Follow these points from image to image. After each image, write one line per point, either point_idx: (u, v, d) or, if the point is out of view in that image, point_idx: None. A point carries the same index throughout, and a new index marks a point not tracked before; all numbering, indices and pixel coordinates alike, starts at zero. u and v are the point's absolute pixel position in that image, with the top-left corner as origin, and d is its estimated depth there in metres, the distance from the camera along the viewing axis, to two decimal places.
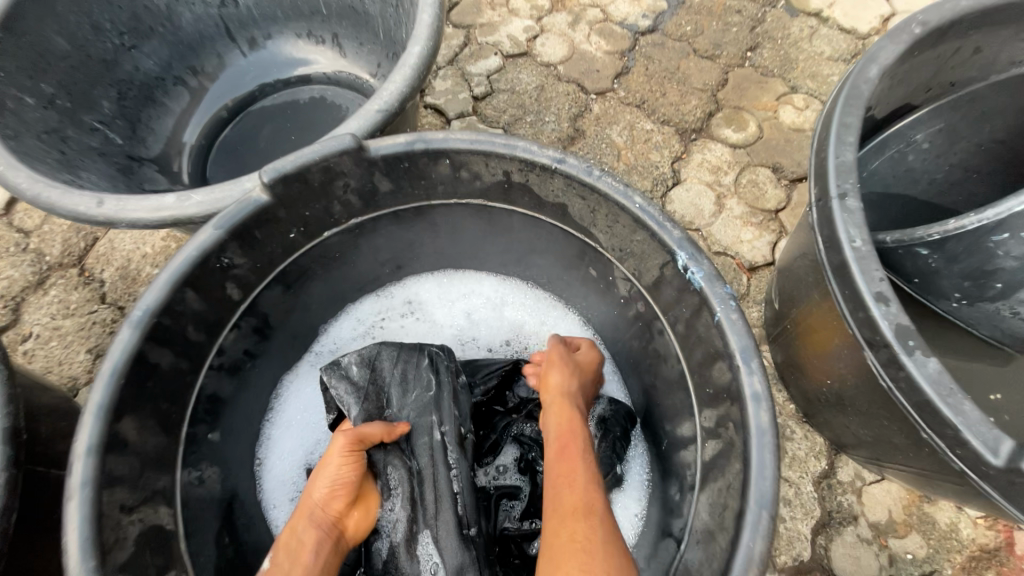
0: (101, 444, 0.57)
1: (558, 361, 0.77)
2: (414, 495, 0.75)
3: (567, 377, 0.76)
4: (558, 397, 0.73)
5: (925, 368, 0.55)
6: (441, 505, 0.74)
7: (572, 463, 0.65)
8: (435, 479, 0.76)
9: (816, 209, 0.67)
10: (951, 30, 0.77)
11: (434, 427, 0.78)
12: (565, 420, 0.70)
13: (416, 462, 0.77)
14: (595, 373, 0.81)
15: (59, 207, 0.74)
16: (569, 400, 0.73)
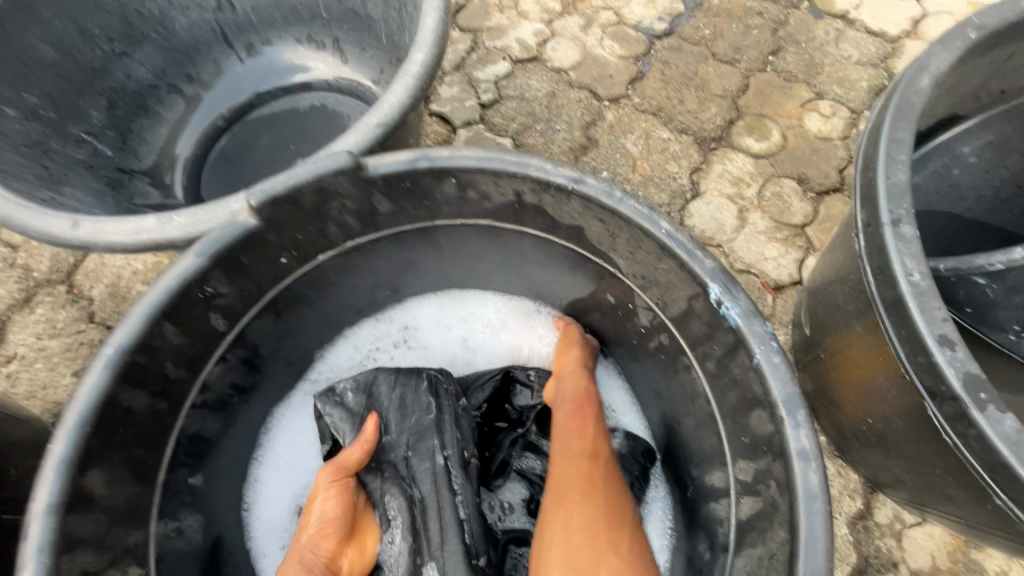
0: (62, 503, 0.51)
1: (573, 337, 0.81)
2: (416, 525, 0.69)
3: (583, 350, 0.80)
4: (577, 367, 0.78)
5: (999, 426, 0.48)
6: (446, 535, 0.67)
7: (585, 426, 0.72)
8: (439, 506, 0.69)
9: (865, 235, 0.60)
10: (1010, 35, 0.69)
11: (435, 451, 0.71)
12: (580, 389, 0.75)
13: (417, 489, 0.70)
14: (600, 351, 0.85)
15: (31, 230, 0.68)
16: (586, 370, 0.78)
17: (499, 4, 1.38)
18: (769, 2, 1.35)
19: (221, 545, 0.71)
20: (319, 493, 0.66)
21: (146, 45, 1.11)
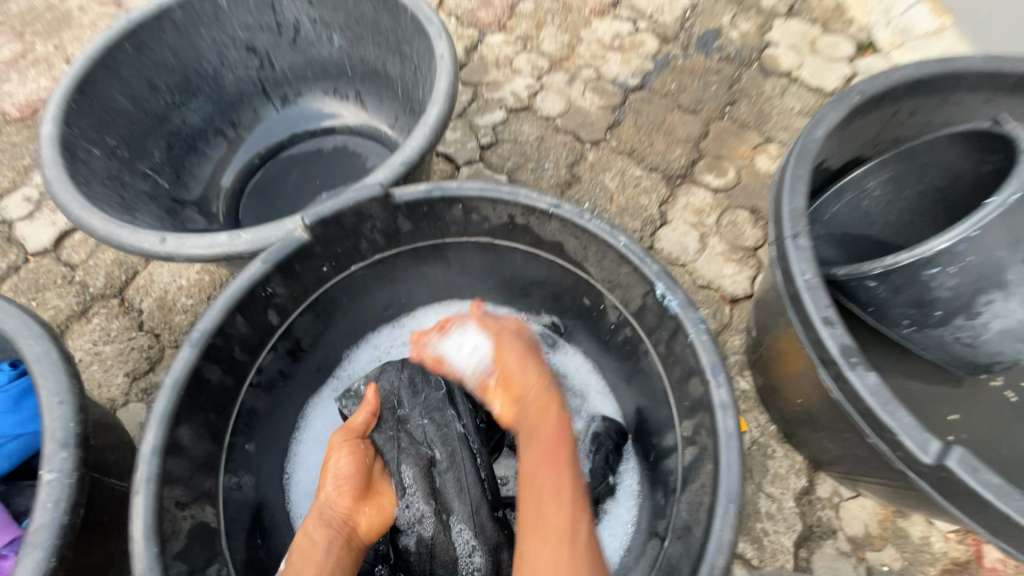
0: (163, 446, 0.66)
1: (525, 348, 0.85)
2: (436, 487, 0.84)
3: (536, 361, 0.84)
4: (536, 378, 0.81)
5: (865, 381, 0.65)
6: (468, 490, 0.84)
7: (561, 466, 0.72)
8: (460, 466, 0.85)
9: (775, 247, 0.79)
10: (888, 97, 0.91)
11: (453, 420, 0.89)
12: (553, 436, 0.75)
13: (436, 452, 0.86)
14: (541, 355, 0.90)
15: (127, 244, 0.87)
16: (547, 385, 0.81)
17: (496, 62, 1.62)
18: (725, 62, 1.59)
19: (263, 504, 0.85)
20: (333, 456, 0.82)
21: (200, 97, 1.31)
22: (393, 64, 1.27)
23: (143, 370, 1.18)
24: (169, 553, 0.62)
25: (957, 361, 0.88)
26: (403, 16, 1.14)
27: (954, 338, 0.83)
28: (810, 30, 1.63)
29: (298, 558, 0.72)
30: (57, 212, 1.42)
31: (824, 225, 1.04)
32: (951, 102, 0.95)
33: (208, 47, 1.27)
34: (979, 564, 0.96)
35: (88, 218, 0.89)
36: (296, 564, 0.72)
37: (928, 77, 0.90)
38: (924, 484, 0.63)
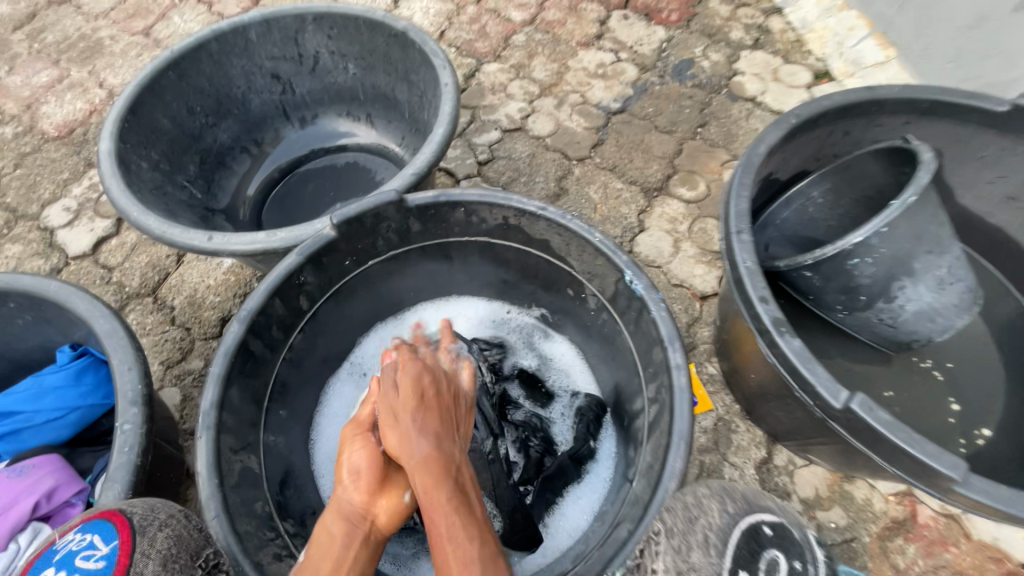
0: (219, 402, 0.80)
1: (396, 396, 0.81)
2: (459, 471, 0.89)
3: (399, 412, 0.78)
4: (399, 434, 0.76)
5: (791, 345, 0.81)
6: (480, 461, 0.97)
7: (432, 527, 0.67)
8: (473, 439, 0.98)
9: (724, 242, 0.95)
10: (821, 120, 1.08)
11: None
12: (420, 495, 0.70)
13: None
14: (437, 383, 0.83)
15: (179, 241, 1.02)
16: (410, 443, 0.74)
17: (492, 88, 1.80)
18: (697, 89, 1.78)
19: (293, 464, 0.99)
20: (347, 450, 0.83)
21: (230, 119, 1.48)
22: (401, 90, 1.44)
23: (176, 359, 1.32)
24: (226, 485, 0.76)
25: (885, 341, 1.04)
26: (412, 49, 1.31)
27: (879, 320, 1.00)
28: (772, 60, 1.83)
29: (318, 550, 0.74)
30: (94, 220, 1.57)
31: (777, 229, 1.20)
32: (877, 124, 1.12)
33: (238, 74, 1.44)
34: (914, 521, 1.10)
35: (145, 220, 1.05)
36: (313, 559, 0.73)
37: (853, 104, 1.08)
38: (838, 426, 0.79)
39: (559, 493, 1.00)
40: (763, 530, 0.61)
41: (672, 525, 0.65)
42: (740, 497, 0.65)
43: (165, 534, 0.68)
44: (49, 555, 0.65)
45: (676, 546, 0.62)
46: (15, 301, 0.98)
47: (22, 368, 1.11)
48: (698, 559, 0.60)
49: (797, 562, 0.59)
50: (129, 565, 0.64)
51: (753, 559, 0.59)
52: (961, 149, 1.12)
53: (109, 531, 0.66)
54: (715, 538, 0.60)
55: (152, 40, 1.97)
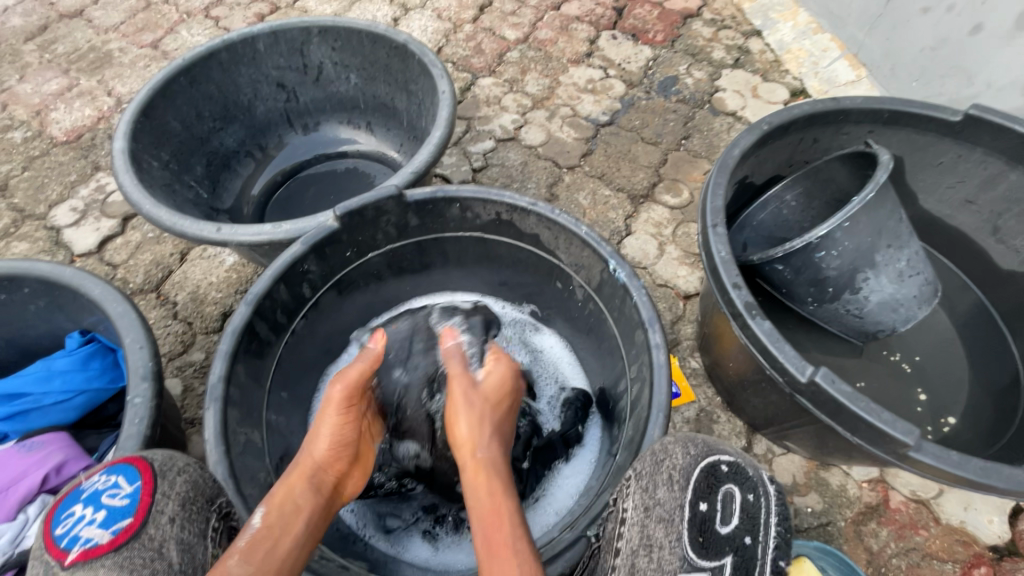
0: (226, 378, 0.85)
1: (481, 388, 0.90)
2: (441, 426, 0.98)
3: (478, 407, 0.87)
4: (475, 424, 0.84)
5: (762, 326, 0.89)
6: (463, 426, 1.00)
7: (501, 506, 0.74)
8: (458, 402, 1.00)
9: (702, 236, 1.02)
10: (791, 128, 1.17)
11: None
12: (486, 486, 0.77)
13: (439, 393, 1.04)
14: (514, 394, 0.93)
15: (190, 232, 1.08)
16: (482, 442, 0.82)
17: (487, 101, 1.89)
18: (681, 104, 1.88)
19: (292, 446, 1.04)
20: (321, 425, 0.84)
21: (236, 124, 1.55)
22: (400, 99, 1.52)
23: (178, 351, 1.37)
24: (232, 452, 0.82)
25: (851, 330, 1.13)
26: (412, 60, 1.39)
27: (845, 310, 1.08)
28: (752, 78, 1.93)
29: (279, 523, 0.74)
30: (100, 220, 1.62)
31: (754, 230, 1.27)
32: (843, 132, 1.21)
33: (245, 82, 1.51)
34: (886, 506, 1.17)
35: (157, 213, 1.10)
36: (274, 528, 0.73)
37: (820, 115, 1.17)
38: (805, 400, 0.87)
39: (548, 467, 1.07)
40: (721, 467, 0.73)
41: (641, 468, 0.72)
42: (700, 441, 0.74)
43: (183, 479, 0.74)
44: (76, 493, 0.72)
45: (645, 486, 0.70)
46: (29, 286, 1.03)
47: (31, 354, 1.16)
48: (663, 495, 0.70)
49: (750, 493, 0.72)
50: (150, 503, 0.71)
51: (710, 490, 0.71)
52: (920, 156, 1.21)
53: (131, 472, 0.73)
54: (679, 475, 0.71)
55: (160, 51, 2.04)
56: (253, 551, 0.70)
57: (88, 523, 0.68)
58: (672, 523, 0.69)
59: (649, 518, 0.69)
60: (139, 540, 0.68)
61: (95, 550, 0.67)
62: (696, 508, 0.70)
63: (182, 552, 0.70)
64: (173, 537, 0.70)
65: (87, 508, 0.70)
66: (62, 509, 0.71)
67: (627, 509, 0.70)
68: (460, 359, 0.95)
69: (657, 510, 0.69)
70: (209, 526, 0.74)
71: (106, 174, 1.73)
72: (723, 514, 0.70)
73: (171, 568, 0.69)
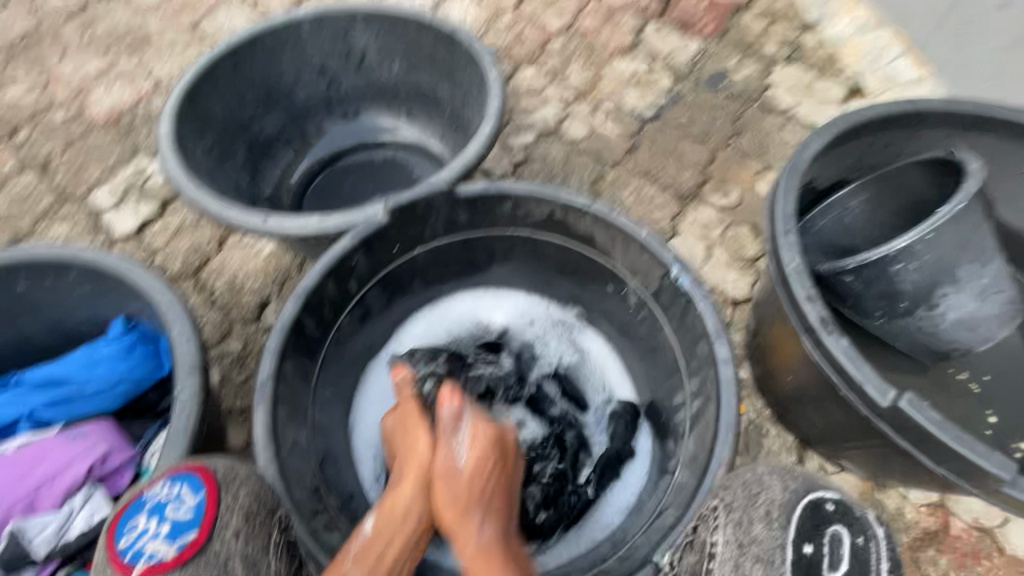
0: (274, 377, 0.84)
1: (461, 474, 0.83)
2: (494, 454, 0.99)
3: (461, 498, 0.81)
4: (460, 511, 0.80)
5: (838, 344, 0.84)
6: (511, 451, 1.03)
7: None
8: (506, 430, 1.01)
9: (770, 244, 0.96)
10: (864, 130, 1.10)
11: None
12: (485, 573, 0.75)
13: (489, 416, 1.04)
14: (500, 461, 0.86)
15: (236, 221, 1.05)
16: (469, 527, 0.79)
17: (528, 93, 1.83)
18: (730, 100, 1.80)
19: (335, 446, 1.02)
20: (419, 432, 0.88)
21: (277, 110, 1.52)
22: (444, 89, 1.48)
23: (215, 340, 1.36)
24: (280, 453, 0.81)
25: (921, 349, 1.04)
26: (459, 49, 1.34)
27: (917, 327, 1.01)
28: (806, 75, 1.84)
29: (387, 529, 0.79)
30: (139, 203, 1.62)
31: (815, 237, 1.20)
32: (919, 135, 1.14)
33: (288, 68, 1.47)
34: (946, 533, 1.11)
35: (202, 201, 1.08)
36: (383, 534, 0.79)
37: (896, 117, 1.10)
38: (885, 425, 0.83)
39: (599, 486, 1.04)
40: (825, 507, 0.69)
41: (731, 499, 0.70)
42: (800, 475, 0.72)
43: (246, 490, 0.71)
44: (139, 503, 0.68)
45: (738, 519, 0.69)
46: (75, 273, 1.01)
47: (74, 340, 1.15)
48: (760, 532, 0.68)
49: (860, 537, 0.66)
50: (215, 517, 0.67)
51: (816, 532, 0.67)
52: (1002, 164, 1.13)
53: (195, 482, 0.69)
54: (776, 512, 0.68)
55: (198, 34, 2.02)
56: (364, 559, 0.75)
57: (153, 537, 0.65)
58: (773, 564, 0.65)
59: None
60: (203, 556, 0.65)
61: (161, 566, 0.64)
62: (800, 551, 0.66)
63: (247, 568, 0.67)
64: (238, 552, 0.67)
65: (150, 520, 0.66)
66: (125, 519, 0.67)
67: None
68: (440, 426, 0.87)
69: (753, 549, 0.67)
70: (271, 540, 0.71)
71: (145, 158, 1.72)
72: (831, 558, 0.66)
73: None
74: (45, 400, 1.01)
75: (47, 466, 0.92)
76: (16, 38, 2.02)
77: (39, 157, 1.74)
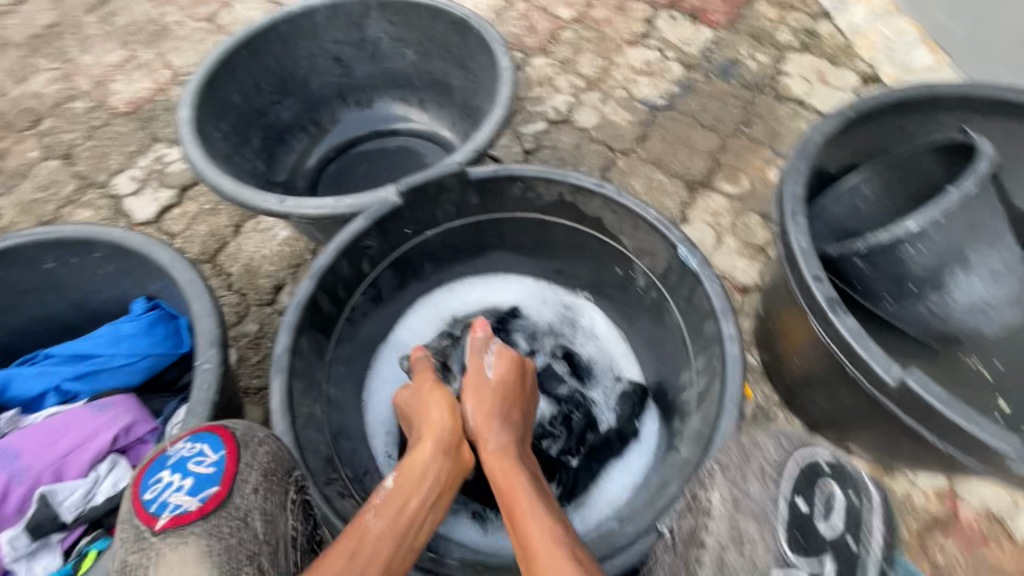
0: (290, 352, 0.87)
1: (490, 382, 0.94)
2: None
3: (489, 401, 0.92)
4: (483, 416, 0.90)
5: (845, 322, 0.85)
6: None
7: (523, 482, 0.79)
8: None
9: (778, 225, 0.97)
10: (876, 113, 1.10)
11: None
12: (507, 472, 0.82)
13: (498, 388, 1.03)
14: (523, 381, 0.98)
15: (253, 203, 1.08)
16: (491, 431, 0.88)
17: (539, 81, 1.84)
18: (742, 88, 1.79)
19: (348, 423, 1.05)
20: (433, 400, 0.91)
21: (292, 98, 1.54)
22: (455, 76, 1.49)
23: (233, 322, 1.40)
24: (297, 424, 0.84)
25: (932, 334, 1.04)
26: (471, 36, 1.35)
27: (928, 311, 1.01)
28: (819, 63, 1.82)
29: (408, 484, 0.78)
30: (159, 189, 1.66)
31: (826, 222, 1.16)
32: (932, 120, 1.14)
33: (303, 55, 1.49)
34: (954, 518, 1.11)
35: (221, 183, 1.11)
36: (404, 488, 0.77)
37: (909, 101, 1.09)
38: (891, 402, 0.84)
39: (604, 464, 1.05)
40: (821, 465, 0.65)
41: (729, 463, 0.69)
42: (795, 437, 0.69)
43: (265, 450, 0.73)
44: (163, 459, 0.70)
45: (735, 479, 0.66)
46: (99, 251, 1.05)
47: (97, 318, 1.19)
48: (756, 489, 0.64)
49: (853, 491, 0.63)
50: (235, 473, 0.70)
51: (811, 486, 0.63)
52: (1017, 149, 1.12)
53: (216, 441, 0.72)
54: (775, 469, 0.65)
55: (216, 25, 2.06)
56: (387, 506, 0.74)
57: (177, 490, 0.68)
58: (767, 519, 0.61)
59: (738, 513, 0.63)
60: (225, 508, 0.68)
61: (184, 516, 0.66)
62: (794, 506, 0.62)
63: (265, 523, 0.70)
64: (257, 507, 0.70)
65: (174, 475, 0.68)
66: (149, 474, 0.69)
67: (714, 500, 0.67)
68: (476, 343, 1.01)
69: (749, 505, 0.63)
70: (288, 498, 0.74)
71: (164, 146, 1.76)
72: (824, 511, 0.62)
73: (256, 538, 0.69)
74: (71, 374, 1.05)
75: (73, 434, 0.96)
76: (40, 30, 2.07)
77: (63, 145, 1.79)
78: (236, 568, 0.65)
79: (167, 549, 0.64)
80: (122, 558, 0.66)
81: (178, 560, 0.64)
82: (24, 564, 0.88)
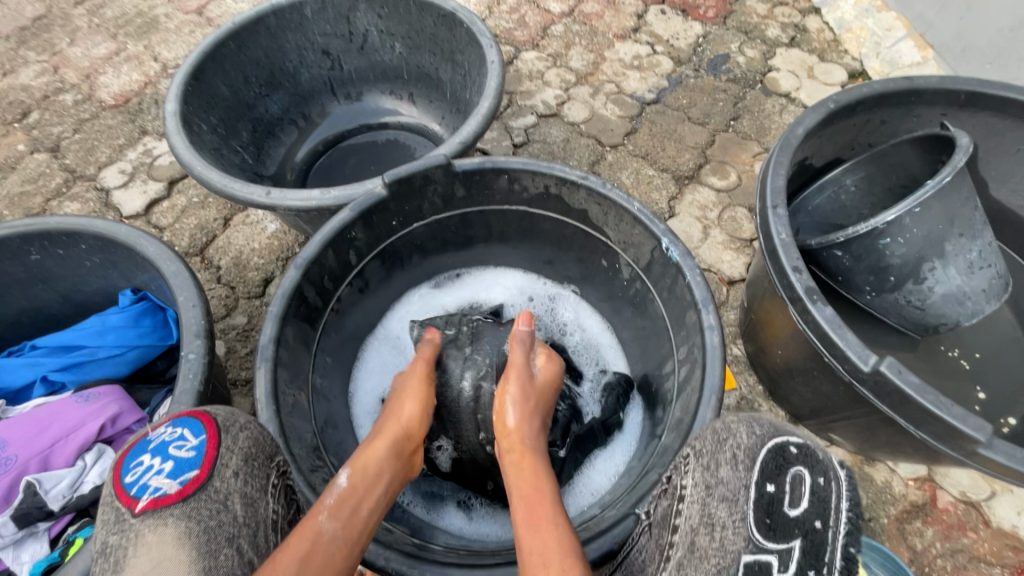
0: (276, 342, 0.87)
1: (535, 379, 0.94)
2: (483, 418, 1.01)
3: (531, 400, 0.90)
4: (523, 411, 0.88)
5: (823, 312, 0.87)
6: None
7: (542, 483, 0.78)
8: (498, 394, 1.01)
9: (759, 217, 0.98)
10: (859, 107, 1.11)
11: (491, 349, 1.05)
12: (528, 471, 0.80)
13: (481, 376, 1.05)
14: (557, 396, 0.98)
15: (239, 194, 1.08)
16: (526, 428, 0.86)
17: (529, 75, 1.85)
18: (732, 83, 1.80)
19: (335, 413, 1.05)
20: (409, 396, 0.93)
21: (281, 91, 1.54)
22: (445, 70, 1.50)
23: (221, 315, 1.40)
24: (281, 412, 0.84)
25: (912, 324, 1.07)
26: (459, 29, 1.36)
27: (906, 302, 1.03)
28: (808, 58, 1.83)
29: (362, 484, 0.77)
30: (147, 182, 1.66)
31: (808, 216, 1.22)
32: (914, 114, 1.15)
33: (291, 48, 1.49)
34: (934, 505, 1.13)
35: (207, 175, 1.11)
36: (359, 489, 0.76)
37: (891, 95, 1.11)
38: (866, 390, 0.85)
39: (587, 454, 1.06)
40: (789, 448, 0.67)
41: (702, 447, 0.70)
42: (766, 422, 0.70)
43: (245, 435, 0.74)
44: (143, 444, 0.71)
45: (706, 463, 0.68)
46: (85, 243, 1.05)
47: (84, 309, 1.20)
48: (727, 474, 0.66)
49: (820, 477, 0.65)
50: (215, 456, 0.71)
51: (779, 471, 0.64)
52: (996, 143, 1.14)
53: (197, 425, 0.73)
54: (743, 454, 0.66)
55: (205, 17, 2.05)
56: (340, 508, 0.73)
57: (157, 473, 0.69)
58: (737, 503, 0.63)
59: (710, 497, 0.65)
60: (205, 492, 0.69)
61: (165, 499, 0.67)
62: (762, 489, 0.64)
63: (245, 506, 0.71)
64: (236, 491, 0.71)
65: (155, 458, 0.70)
66: (130, 458, 0.71)
67: (687, 487, 0.68)
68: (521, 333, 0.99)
69: (720, 489, 0.65)
70: (269, 483, 0.75)
71: (153, 139, 1.76)
72: (793, 496, 0.63)
73: (236, 521, 0.69)
74: (57, 365, 1.05)
75: (60, 423, 0.96)
76: (27, 22, 2.06)
77: (51, 137, 1.78)
78: (214, 550, 0.66)
79: (146, 531, 0.65)
80: (104, 539, 0.66)
81: (157, 541, 0.65)
82: (11, 552, 0.89)
